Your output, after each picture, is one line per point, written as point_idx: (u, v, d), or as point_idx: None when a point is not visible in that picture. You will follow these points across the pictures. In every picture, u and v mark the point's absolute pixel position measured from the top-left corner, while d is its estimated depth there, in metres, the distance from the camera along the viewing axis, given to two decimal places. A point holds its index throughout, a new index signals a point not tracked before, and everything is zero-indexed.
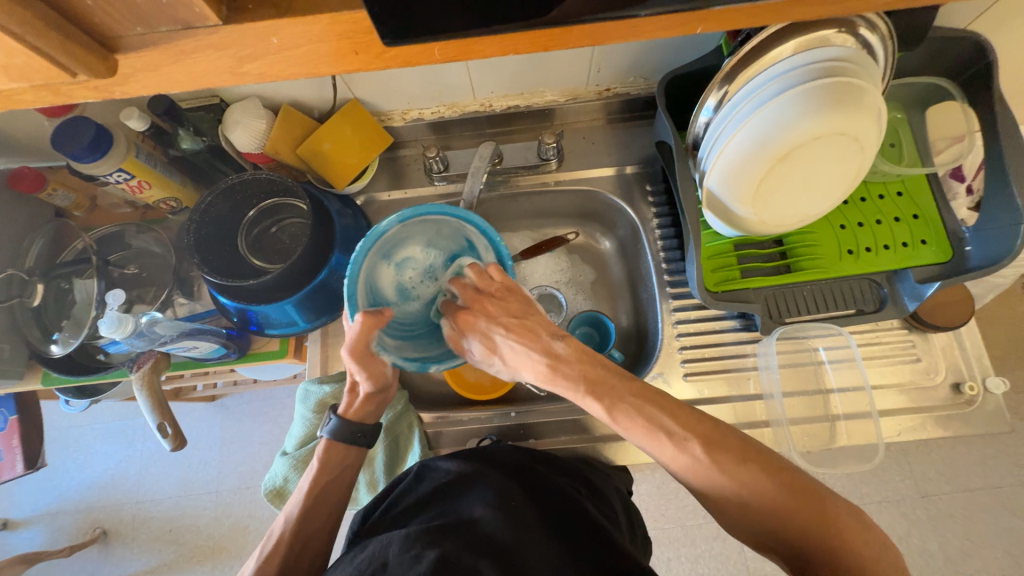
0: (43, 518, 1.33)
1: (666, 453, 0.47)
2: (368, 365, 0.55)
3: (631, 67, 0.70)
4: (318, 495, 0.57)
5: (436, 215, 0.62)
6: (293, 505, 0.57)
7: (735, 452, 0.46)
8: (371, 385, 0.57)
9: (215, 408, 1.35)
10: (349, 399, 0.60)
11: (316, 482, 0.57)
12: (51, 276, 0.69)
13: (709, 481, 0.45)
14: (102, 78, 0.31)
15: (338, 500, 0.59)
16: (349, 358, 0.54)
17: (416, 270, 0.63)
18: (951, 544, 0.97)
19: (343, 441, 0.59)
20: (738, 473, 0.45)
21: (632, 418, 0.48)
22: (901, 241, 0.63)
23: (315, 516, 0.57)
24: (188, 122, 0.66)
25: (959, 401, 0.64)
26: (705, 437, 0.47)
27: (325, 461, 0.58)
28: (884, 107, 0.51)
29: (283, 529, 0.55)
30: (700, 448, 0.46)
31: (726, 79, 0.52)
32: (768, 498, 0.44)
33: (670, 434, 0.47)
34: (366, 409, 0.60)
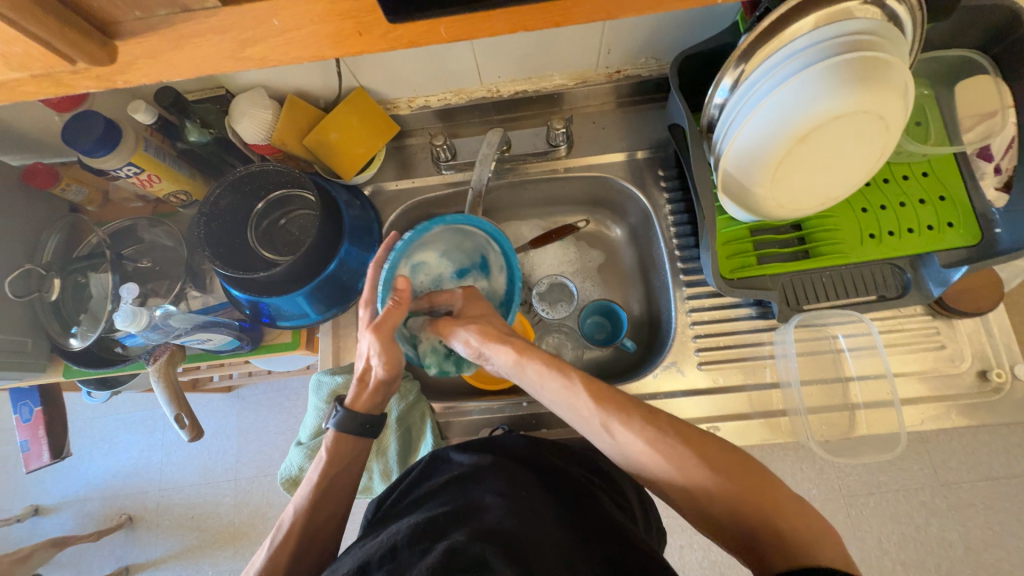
0: (71, 506, 1.38)
1: (631, 431, 0.47)
2: (387, 348, 0.54)
3: (643, 47, 0.68)
4: (327, 487, 0.57)
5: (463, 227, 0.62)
6: (302, 495, 0.57)
7: (704, 436, 0.46)
8: (383, 371, 0.57)
9: (231, 399, 1.38)
10: (356, 390, 0.59)
11: (325, 474, 0.57)
12: (68, 271, 0.70)
13: (677, 460, 0.44)
14: (103, 66, 0.31)
15: (345, 493, 0.59)
16: (373, 338, 0.54)
17: (427, 275, 0.64)
18: (972, 533, 0.95)
19: (354, 433, 0.58)
20: (704, 451, 0.45)
21: (604, 394, 0.49)
22: (926, 224, 0.60)
23: (320, 510, 0.57)
24: (195, 113, 0.66)
25: (985, 389, 0.62)
26: (673, 419, 0.47)
27: (334, 453, 0.58)
28: (911, 81, 0.49)
29: (293, 521, 0.56)
30: (671, 427, 0.46)
31: (743, 57, 0.50)
32: (730, 483, 0.43)
33: (642, 410, 0.48)
34: (374, 400, 0.59)
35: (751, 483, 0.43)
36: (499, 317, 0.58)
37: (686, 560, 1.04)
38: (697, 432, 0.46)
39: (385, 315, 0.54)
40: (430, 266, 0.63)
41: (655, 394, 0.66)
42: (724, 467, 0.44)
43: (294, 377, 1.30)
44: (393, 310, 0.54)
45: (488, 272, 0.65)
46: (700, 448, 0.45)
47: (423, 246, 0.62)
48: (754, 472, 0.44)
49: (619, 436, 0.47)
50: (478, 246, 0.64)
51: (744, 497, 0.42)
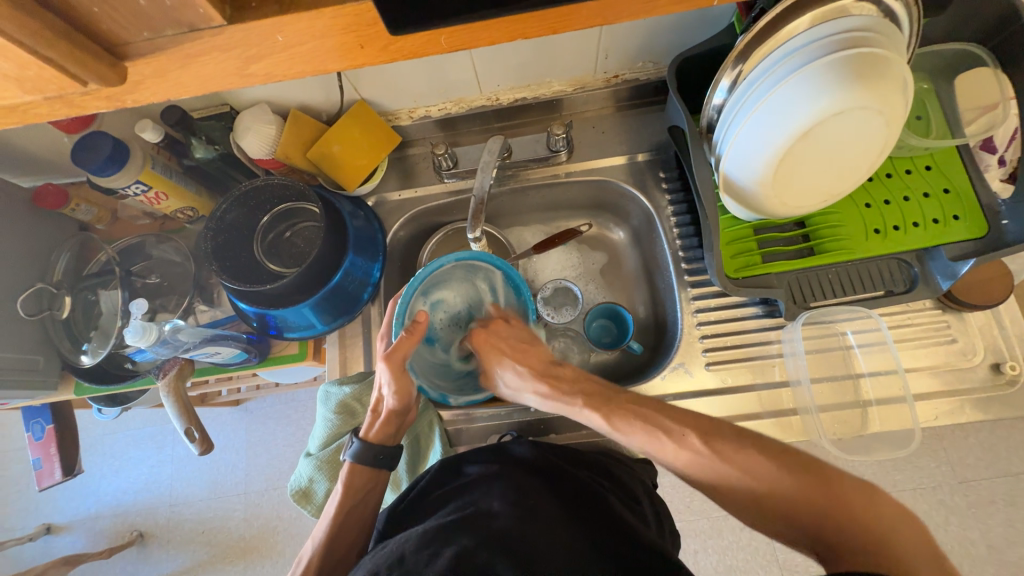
0: (82, 524, 1.38)
1: (667, 452, 0.48)
2: (399, 378, 0.56)
3: (640, 52, 0.68)
4: (344, 519, 0.57)
5: (478, 264, 0.62)
6: (320, 528, 0.57)
7: (735, 443, 0.45)
8: (395, 402, 0.58)
9: (240, 412, 1.39)
10: (370, 422, 0.60)
11: (342, 506, 0.57)
12: (78, 289, 0.71)
13: (715, 473, 0.45)
14: (114, 87, 0.31)
15: (362, 523, 0.59)
16: (385, 367, 0.56)
17: (446, 311, 0.65)
18: (992, 531, 0.93)
19: (369, 465, 0.58)
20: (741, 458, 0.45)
21: (631, 421, 0.51)
22: (932, 217, 0.60)
23: (338, 542, 0.57)
24: (200, 131, 0.66)
25: (999, 382, 0.61)
26: (702, 429, 0.48)
27: (349, 484, 0.58)
28: (910, 77, 0.49)
29: (311, 555, 0.56)
30: (699, 442, 0.47)
31: (740, 57, 0.51)
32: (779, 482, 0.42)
33: (666, 431, 0.49)
34: (385, 431, 0.60)
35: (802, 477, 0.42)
36: (526, 349, 0.63)
37: (700, 565, 1.02)
38: (734, 439, 0.46)
39: (398, 344, 0.56)
40: (449, 303, 0.65)
41: (663, 397, 0.65)
42: (768, 468, 0.43)
43: (301, 389, 1.30)
44: (406, 340, 0.56)
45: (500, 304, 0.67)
46: (739, 455, 0.45)
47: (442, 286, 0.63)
48: (804, 466, 0.43)
49: (659, 459, 0.49)
50: (494, 283, 0.66)
51: (804, 493, 0.41)
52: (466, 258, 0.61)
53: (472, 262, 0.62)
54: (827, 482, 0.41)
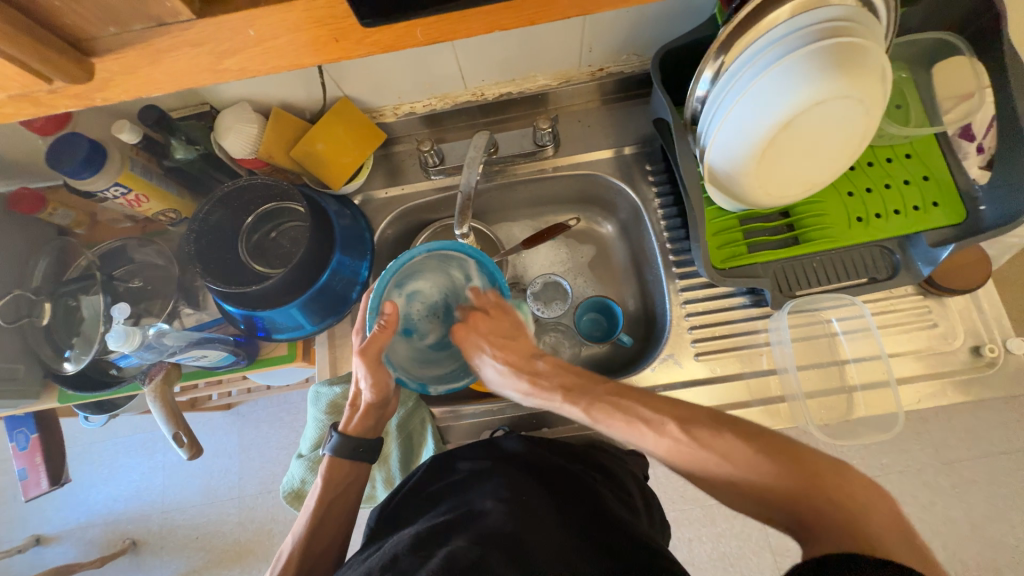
0: (73, 534, 1.36)
1: (648, 442, 0.48)
2: (375, 372, 0.56)
3: (624, 44, 0.68)
4: (324, 515, 0.57)
5: (451, 253, 0.62)
6: (301, 523, 0.57)
7: (713, 428, 0.46)
8: (372, 395, 0.58)
9: (231, 416, 1.37)
10: (349, 413, 0.60)
11: (321, 500, 0.57)
12: (58, 294, 0.69)
13: (695, 459, 0.46)
14: (80, 85, 0.31)
15: (344, 519, 0.59)
16: (359, 362, 0.55)
17: (422, 303, 0.64)
18: (976, 510, 0.96)
19: (348, 458, 0.59)
20: (716, 444, 0.45)
21: (611, 413, 0.51)
22: (912, 205, 0.61)
23: (320, 536, 0.57)
24: (180, 131, 0.65)
25: (978, 364, 0.63)
26: (680, 416, 0.48)
27: (329, 479, 0.58)
28: (888, 64, 0.49)
29: (292, 549, 0.56)
30: (677, 428, 0.47)
31: (722, 48, 0.51)
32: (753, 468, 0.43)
33: (647, 420, 0.49)
34: (366, 424, 0.60)
35: (780, 461, 0.43)
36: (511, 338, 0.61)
37: (695, 553, 1.04)
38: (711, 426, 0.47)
39: (371, 338, 0.55)
40: (424, 294, 0.63)
41: (653, 388, 0.66)
42: (744, 454, 0.44)
43: (293, 390, 1.29)
44: (380, 333, 0.55)
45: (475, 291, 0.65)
46: (717, 440, 0.45)
47: (416, 276, 0.62)
48: (779, 450, 0.44)
49: (644, 444, 0.49)
50: (469, 273, 0.64)
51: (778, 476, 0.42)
52: (438, 247, 0.60)
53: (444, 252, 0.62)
54: (802, 465, 0.42)
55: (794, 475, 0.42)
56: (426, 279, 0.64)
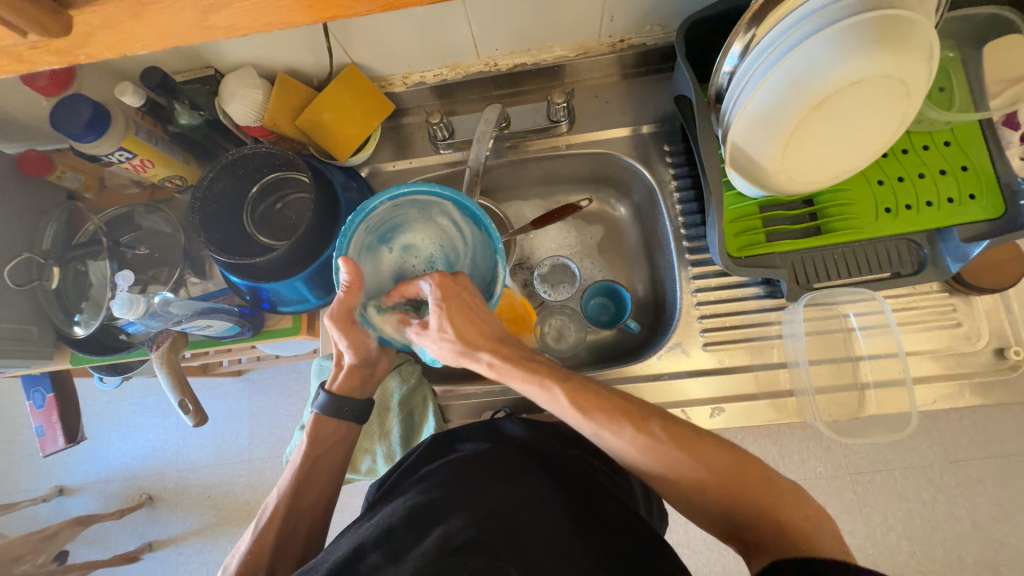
0: (93, 487, 1.42)
1: (624, 436, 0.48)
2: (349, 333, 0.57)
3: (648, 13, 0.64)
4: (311, 470, 0.59)
5: (425, 198, 0.60)
6: (286, 477, 0.59)
7: (693, 433, 0.48)
8: (354, 356, 0.59)
9: (241, 383, 1.40)
10: (335, 373, 0.62)
11: (307, 456, 0.59)
12: (66, 259, 0.70)
13: (667, 460, 0.47)
14: (60, 40, 0.29)
15: (329, 476, 0.60)
16: (332, 325, 0.56)
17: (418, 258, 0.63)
18: (979, 510, 0.95)
19: (333, 415, 0.60)
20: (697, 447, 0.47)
21: (592, 410, 0.49)
22: (946, 197, 0.57)
23: (306, 491, 0.58)
24: (184, 95, 0.63)
25: (1001, 367, 0.60)
26: (664, 420, 0.49)
27: (316, 434, 0.60)
28: (937, 42, 0.45)
29: (277, 503, 0.57)
30: (659, 430, 0.48)
31: (754, 20, 0.47)
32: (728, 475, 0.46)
33: (629, 417, 0.49)
34: (351, 382, 0.62)
35: (740, 479, 0.46)
36: (478, 317, 0.54)
37: (691, 537, 1.05)
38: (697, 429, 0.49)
39: (338, 301, 0.53)
40: (418, 248, 0.63)
41: (659, 376, 0.65)
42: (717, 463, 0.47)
43: (301, 360, 1.31)
44: (346, 297, 0.53)
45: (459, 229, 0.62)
46: (693, 445, 0.47)
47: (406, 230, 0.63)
48: (745, 467, 0.46)
49: (611, 445, 0.49)
50: (453, 217, 0.62)
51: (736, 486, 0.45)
52: (407, 193, 0.59)
53: (413, 197, 0.60)
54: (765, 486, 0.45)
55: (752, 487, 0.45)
56: (413, 232, 0.63)
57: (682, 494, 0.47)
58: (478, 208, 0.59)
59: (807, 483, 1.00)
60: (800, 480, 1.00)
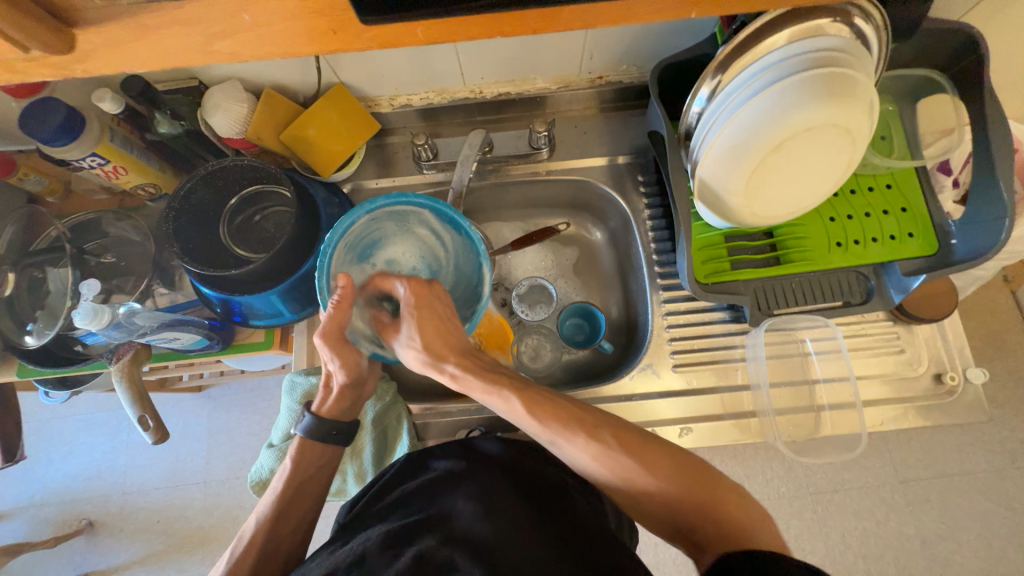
0: (25, 511, 1.31)
1: (577, 445, 0.50)
2: (340, 352, 0.54)
3: (624, 55, 0.69)
4: (292, 496, 0.57)
5: (404, 208, 0.62)
6: (264, 504, 0.56)
7: (642, 439, 0.50)
8: (344, 376, 0.57)
9: (201, 399, 1.34)
10: (323, 395, 0.59)
11: (289, 483, 0.57)
12: (23, 265, 0.66)
13: (618, 466, 0.49)
14: (60, 55, 0.29)
15: (311, 501, 0.59)
16: (322, 344, 0.53)
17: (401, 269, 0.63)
18: (926, 528, 1.00)
19: (320, 440, 0.58)
20: (648, 454, 0.49)
21: (547, 422, 0.51)
22: (889, 234, 0.63)
23: (285, 517, 0.56)
24: (165, 105, 0.63)
25: (939, 391, 0.65)
26: (613, 429, 0.51)
27: (298, 460, 0.58)
28: (876, 98, 0.51)
29: (254, 531, 0.55)
30: (613, 438, 0.50)
31: (720, 68, 0.52)
32: (675, 483, 0.48)
33: (586, 428, 0.50)
34: (340, 406, 0.60)
35: (694, 486, 0.47)
36: (448, 328, 0.56)
37: (660, 558, 1.06)
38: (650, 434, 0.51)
39: (329, 319, 0.52)
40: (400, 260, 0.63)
41: (631, 396, 0.67)
42: (668, 470, 0.48)
43: (268, 376, 1.27)
44: (336, 313, 0.52)
45: (439, 234, 0.63)
46: (642, 453, 0.49)
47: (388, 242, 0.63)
48: (696, 472, 0.49)
49: (568, 453, 0.51)
50: (432, 226, 0.63)
51: (681, 489, 0.47)
52: (388, 203, 0.60)
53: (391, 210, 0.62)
54: (712, 487, 0.48)
55: (707, 496, 0.47)
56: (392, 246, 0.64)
57: (638, 503, 0.49)
58: (458, 213, 0.60)
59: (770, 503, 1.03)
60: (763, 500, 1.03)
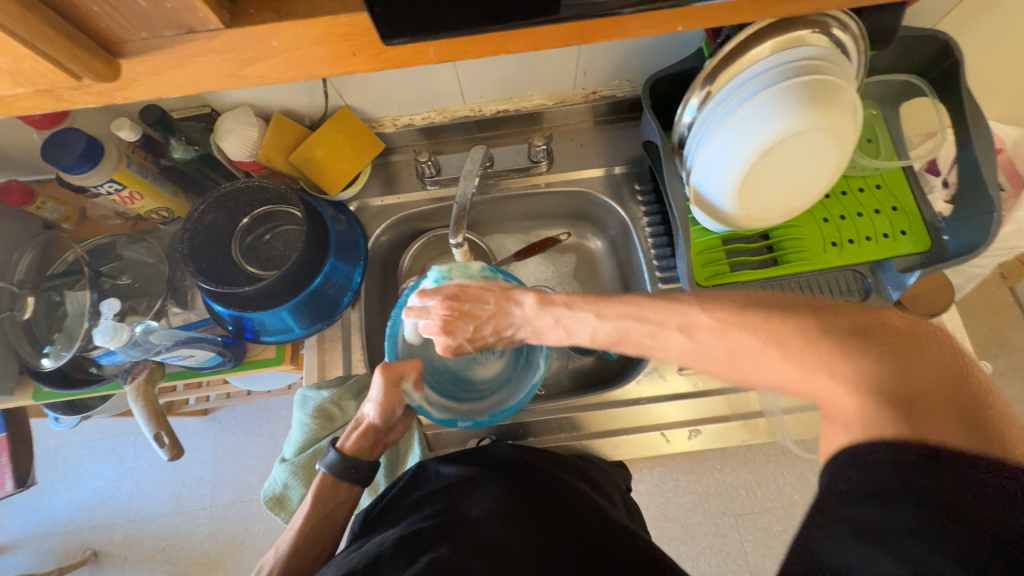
0: (30, 543, 1.29)
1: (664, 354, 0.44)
2: (389, 394, 0.56)
3: (617, 70, 0.72)
4: (308, 531, 0.57)
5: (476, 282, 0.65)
6: (285, 539, 0.58)
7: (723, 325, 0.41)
8: (377, 416, 0.58)
9: (207, 422, 1.34)
10: (349, 433, 0.59)
11: (309, 518, 0.57)
12: (43, 288, 0.68)
13: (707, 362, 0.42)
14: (105, 83, 0.32)
15: (326, 541, 0.58)
16: (381, 377, 0.55)
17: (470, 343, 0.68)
18: None
19: (340, 477, 0.58)
20: (730, 340, 0.40)
21: (614, 339, 0.47)
22: (882, 232, 0.65)
23: (304, 552, 0.57)
24: (180, 131, 0.66)
25: None
26: (683, 322, 0.43)
27: (320, 495, 0.58)
28: (859, 103, 0.53)
29: (273, 566, 0.56)
30: (682, 334, 0.43)
31: (708, 79, 0.55)
32: (771, 357, 0.38)
33: (651, 333, 0.45)
34: (362, 445, 0.59)
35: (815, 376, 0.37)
36: (482, 298, 0.55)
37: None
38: (723, 309, 0.41)
39: (402, 367, 0.56)
40: None
41: (638, 400, 0.67)
42: (769, 361, 0.38)
43: (274, 397, 1.27)
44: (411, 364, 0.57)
45: None
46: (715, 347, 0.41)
47: None
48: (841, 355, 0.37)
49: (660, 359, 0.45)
50: None
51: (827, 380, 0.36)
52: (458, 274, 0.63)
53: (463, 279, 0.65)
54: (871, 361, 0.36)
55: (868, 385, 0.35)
56: None
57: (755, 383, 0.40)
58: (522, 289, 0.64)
59: (783, 510, 1.03)
60: (776, 507, 1.03)
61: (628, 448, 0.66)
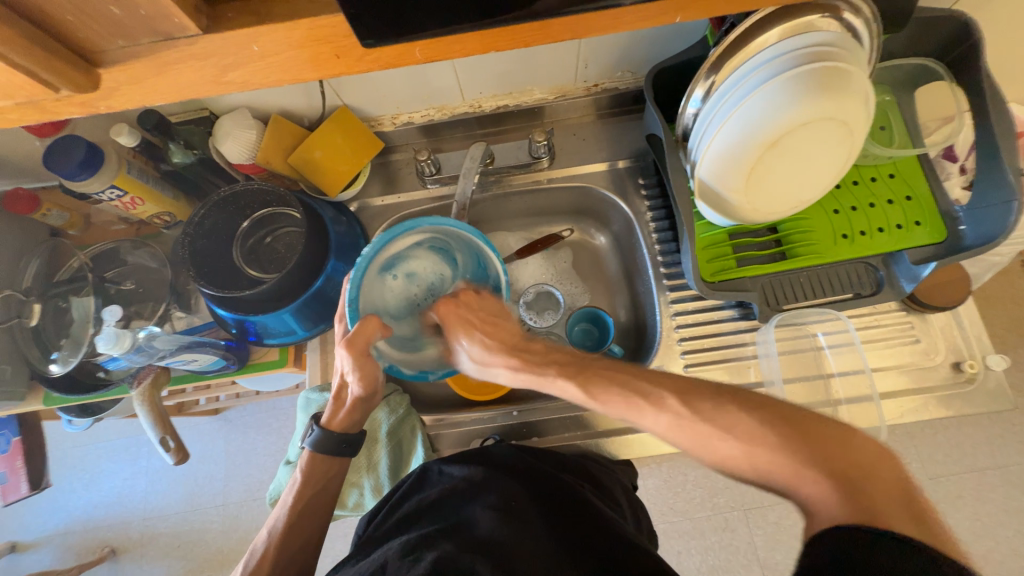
0: (51, 541, 1.33)
1: (646, 420, 0.45)
2: (361, 365, 0.54)
3: (618, 62, 0.70)
4: (302, 511, 0.57)
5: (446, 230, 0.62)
6: (278, 517, 0.58)
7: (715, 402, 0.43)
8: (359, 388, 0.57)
9: (219, 421, 1.35)
10: (333, 409, 0.60)
11: (300, 496, 0.57)
12: (49, 295, 0.69)
13: (694, 433, 0.42)
14: (87, 93, 0.31)
15: (320, 521, 0.58)
16: (345, 354, 0.53)
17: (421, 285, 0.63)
18: (962, 525, 0.96)
19: (330, 453, 0.58)
20: (723, 415, 0.42)
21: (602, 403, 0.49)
22: (895, 223, 0.63)
23: (297, 533, 0.57)
24: (178, 136, 0.66)
25: (959, 380, 0.64)
26: (680, 389, 0.45)
27: (308, 474, 0.58)
28: (871, 88, 0.51)
29: (266, 544, 0.56)
30: (676, 399, 0.44)
31: (713, 68, 0.52)
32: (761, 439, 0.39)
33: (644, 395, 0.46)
34: (350, 419, 0.60)
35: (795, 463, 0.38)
36: (494, 322, 0.59)
37: (684, 567, 1.03)
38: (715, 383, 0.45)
39: (364, 328, 0.53)
40: (420, 275, 0.63)
41: None
42: (750, 428, 0.40)
43: (283, 396, 1.28)
44: (372, 323, 0.54)
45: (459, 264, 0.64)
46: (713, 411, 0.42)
47: (412, 255, 0.62)
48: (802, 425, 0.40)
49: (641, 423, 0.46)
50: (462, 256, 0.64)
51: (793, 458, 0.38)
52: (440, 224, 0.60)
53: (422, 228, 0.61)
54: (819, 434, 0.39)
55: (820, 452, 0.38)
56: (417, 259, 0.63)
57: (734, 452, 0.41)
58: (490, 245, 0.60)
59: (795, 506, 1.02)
60: (787, 502, 1.02)
61: (636, 450, 0.65)
